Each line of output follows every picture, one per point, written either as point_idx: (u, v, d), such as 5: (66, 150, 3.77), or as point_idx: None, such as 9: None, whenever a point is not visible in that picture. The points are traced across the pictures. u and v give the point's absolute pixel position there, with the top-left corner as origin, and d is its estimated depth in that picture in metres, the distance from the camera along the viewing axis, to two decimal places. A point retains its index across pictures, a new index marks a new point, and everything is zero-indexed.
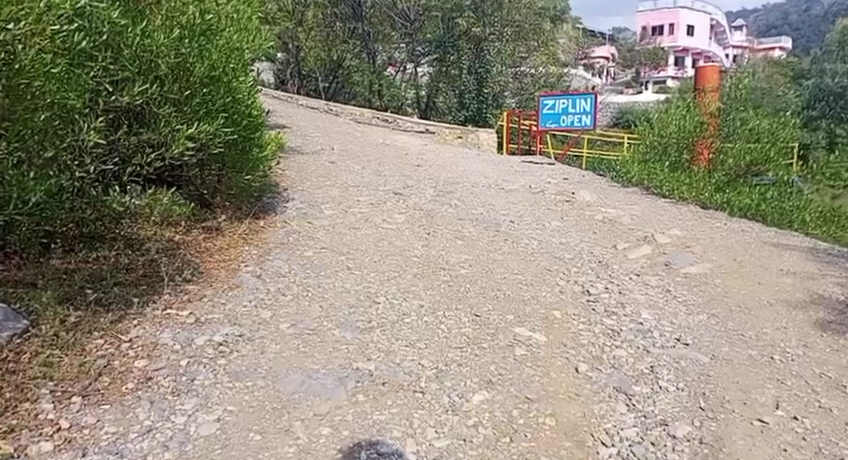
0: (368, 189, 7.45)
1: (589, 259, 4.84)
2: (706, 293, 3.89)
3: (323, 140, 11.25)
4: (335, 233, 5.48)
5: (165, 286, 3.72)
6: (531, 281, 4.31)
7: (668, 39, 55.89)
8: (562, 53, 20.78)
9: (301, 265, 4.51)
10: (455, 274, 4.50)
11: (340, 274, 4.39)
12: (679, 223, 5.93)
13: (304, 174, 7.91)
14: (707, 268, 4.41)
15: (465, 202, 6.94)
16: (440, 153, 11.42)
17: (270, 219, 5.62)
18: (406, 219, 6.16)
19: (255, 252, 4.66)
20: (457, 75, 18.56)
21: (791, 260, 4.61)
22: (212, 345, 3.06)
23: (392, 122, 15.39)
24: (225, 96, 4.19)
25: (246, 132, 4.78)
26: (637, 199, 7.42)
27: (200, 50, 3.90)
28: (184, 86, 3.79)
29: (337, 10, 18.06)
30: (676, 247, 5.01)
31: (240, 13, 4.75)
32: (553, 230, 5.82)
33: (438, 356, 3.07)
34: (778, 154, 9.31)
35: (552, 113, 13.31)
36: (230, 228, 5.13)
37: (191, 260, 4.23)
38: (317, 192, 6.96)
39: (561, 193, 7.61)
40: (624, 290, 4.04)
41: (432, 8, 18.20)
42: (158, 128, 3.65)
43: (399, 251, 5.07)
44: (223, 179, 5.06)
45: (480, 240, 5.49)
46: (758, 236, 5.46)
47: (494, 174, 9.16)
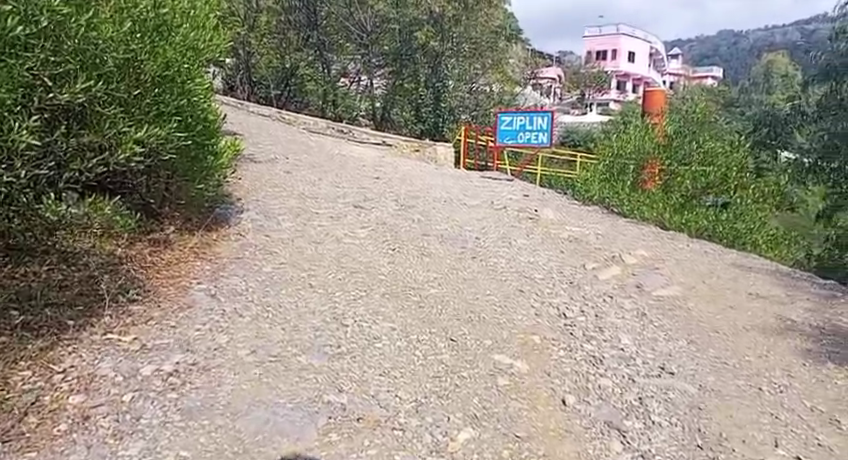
0: (328, 201, 7.13)
1: (559, 279, 4.74)
2: (682, 317, 3.83)
3: (277, 149, 10.85)
4: (296, 248, 5.15)
5: (105, 306, 3.31)
6: (504, 303, 4.14)
7: (612, 63, 58.23)
8: (517, 71, 21.02)
9: (260, 282, 4.17)
10: (425, 293, 4.29)
11: (302, 293, 4.08)
12: (643, 243, 5.96)
13: (258, 184, 7.49)
14: (678, 290, 4.39)
15: (428, 218, 6.74)
16: (398, 165, 11.17)
17: (223, 231, 5.24)
18: (370, 234, 5.90)
19: (208, 268, 4.27)
20: (413, 88, 18.43)
21: (757, 283, 4.66)
22: (161, 376, 2.70)
23: (348, 132, 15.07)
24: (178, 97, 3.91)
25: (200, 138, 4.47)
26: (599, 218, 7.47)
27: (152, 46, 3.59)
28: (134, 84, 3.46)
29: (292, 18, 17.76)
30: (645, 269, 4.98)
31: (198, 10, 4.44)
32: (519, 248, 5.72)
33: (416, 387, 2.83)
34: (733, 176, 9.65)
35: (510, 130, 13.37)
36: (180, 240, 4.73)
37: (136, 277, 3.81)
38: (273, 203, 6.59)
39: (524, 209, 7.56)
40: (600, 313, 3.94)
41: (391, 20, 17.76)
42: (103, 129, 3.24)
43: (364, 268, 4.81)
44: (172, 186, 4.65)
45: (447, 257, 5.31)
46: (721, 258, 5.54)
47: (455, 189, 9.05)
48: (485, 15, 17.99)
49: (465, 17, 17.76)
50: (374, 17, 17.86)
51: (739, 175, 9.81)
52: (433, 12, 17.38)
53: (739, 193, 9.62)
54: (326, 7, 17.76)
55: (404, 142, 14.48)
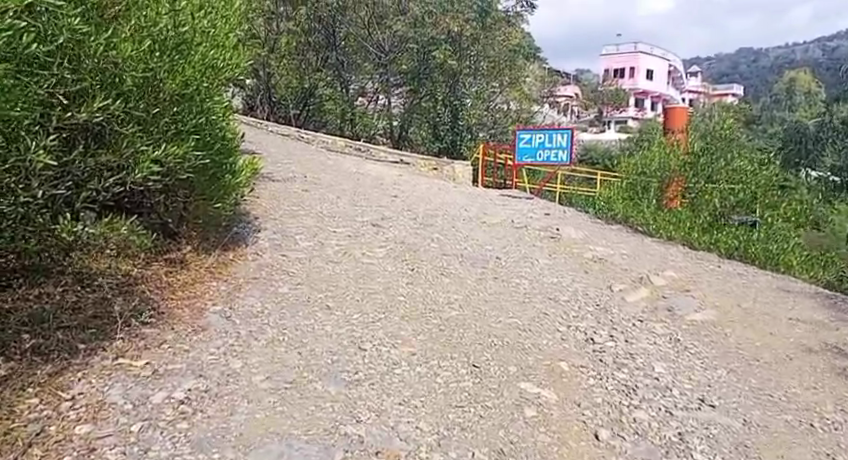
0: (345, 219, 7.05)
1: (585, 302, 4.55)
2: (719, 345, 3.61)
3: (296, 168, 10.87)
4: (314, 268, 5.06)
5: (118, 329, 3.21)
6: (529, 327, 3.97)
7: (629, 81, 57.99)
8: (535, 90, 20.87)
9: (277, 304, 4.06)
10: (445, 316, 4.13)
11: (320, 315, 3.95)
12: (672, 264, 5.73)
13: (276, 203, 7.44)
14: (713, 314, 4.17)
15: (447, 236, 6.61)
16: (416, 184, 11.09)
17: (240, 251, 5.17)
18: (388, 253, 5.78)
19: (224, 289, 4.19)
20: (431, 107, 18.41)
21: (797, 307, 4.41)
22: (171, 404, 2.58)
23: (366, 151, 15.12)
24: (197, 116, 3.88)
25: (219, 156, 4.44)
26: (623, 237, 7.27)
27: (173, 64, 3.54)
28: (152, 102, 3.42)
29: (311, 39, 17.77)
30: (676, 292, 4.75)
31: (219, 29, 4.40)
32: (541, 269, 5.53)
33: (438, 418, 2.67)
34: (760, 198, 9.32)
35: (529, 148, 13.22)
36: (196, 260, 4.67)
37: (150, 298, 3.74)
38: (291, 222, 6.52)
39: (546, 228, 7.38)
40: (631, 338, 3.74)
41: (409, 39, 17.69)
42: (120, 149, 3.20)
43: (383, 289, 4.68)
44: (189, 205, 4.60)
45: (468, 278, 5.15)
46: (755, 280, 5.28)
47: (474, 207, 8.91)
48: (503, 33, 18.27)
49: (483, 35, 18.02)
50: (392, 37, 17.84)
51: (768, 196, 9.49)
52: (451, 31, 17.52)
53: (771, 215, 9.16)
54: (345, 28, 17.89)
55: (422, 160, 14.45)
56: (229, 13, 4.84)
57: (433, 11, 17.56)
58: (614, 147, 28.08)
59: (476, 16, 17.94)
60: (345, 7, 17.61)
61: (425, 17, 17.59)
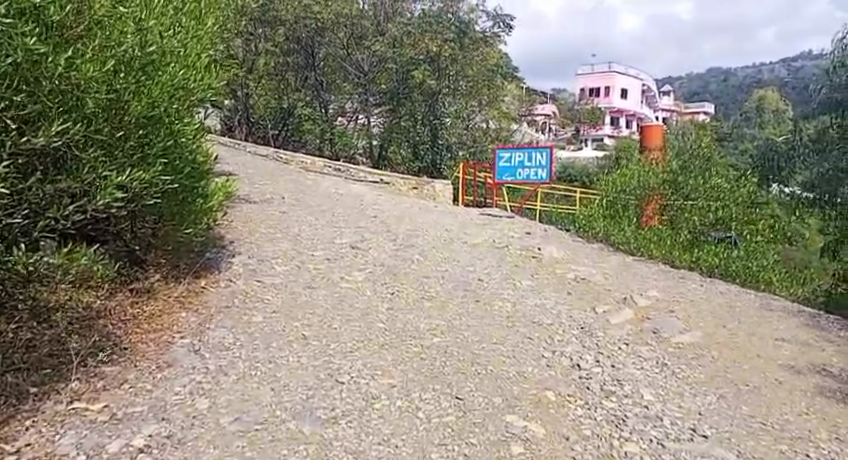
0: (323, 242, 6.87)
1: (570, 325, 4.44)
2: (707, 368, 3.53)
3: (273, 189, 10.68)
4: (290, 294, 4.87)
5: (74, 369, 3.05)
6: (513, 353, 3.83)
7: (604, 100, 59.14)
8: (513, 109, 21.06)
9: (250, 334, 3.87)
10: (426, 344, 3.97)
11: (295, 346, 3.77)
12: (654, 284, 5.68)
13: (252, 226, 7.25)
14: (700, 336, 4.10)
15: (428, 258, 6.49)
16: (396, 204, 10.97)
17: (212, 278, 4.96)
18: (368, 277, 5.62)
19: (193, 320, 3.99)
20: (410, 126, 18.31)
21: (782, 328, 4.36)
22: (130, 453, 2.37)
23: (345, 171, 14.99)
24: (164, 139, 3.74)
25: (188, 180, 4.32)
26: (605, 256, 7.24)
27: (139, 86, 3.37)
28: (117, 125, 3.26)
29: (289, 60, 17.75)
30: (660, 313, 4.67)
31: (190, 48, 4.29)
32: (524, 291, 5.42)
33: (420, 459, 2.50)
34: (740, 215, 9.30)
35: (509, 166, 13.22)
36: (164, 289, 4.47)
37: (112, 333, 3.56)
38: (266, 246, 6.33)
39: (527, 248, 7.30)
40: (617, 363, 3.64)
41: (388, 60, 17.74)
42: (81, 175, 2.99)
43: (361, 316, 4.51)
44: (158, 231, 4.41)
45: (449, 302, 5.00)
46: (738, 299, 5.25)
47: (455, 227, 8.81)
48: (481, 53, 18.41)
49: (461, 55, 18.01)
50: (371, 57, 17.89)
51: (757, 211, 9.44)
52: (429, 52, 17.59)
53: (751, 232, 9.29)
54: (323, 49, 17.89)
55: (402, 180, 14.38)
56: (201, 31, 4.74)
57: (411, 32, 17.68)
58: (591, 166, 28.48)
59: (454, 36, 18.06)
60: (323, 28, 17.61)
61: (403, 37, 17.63)
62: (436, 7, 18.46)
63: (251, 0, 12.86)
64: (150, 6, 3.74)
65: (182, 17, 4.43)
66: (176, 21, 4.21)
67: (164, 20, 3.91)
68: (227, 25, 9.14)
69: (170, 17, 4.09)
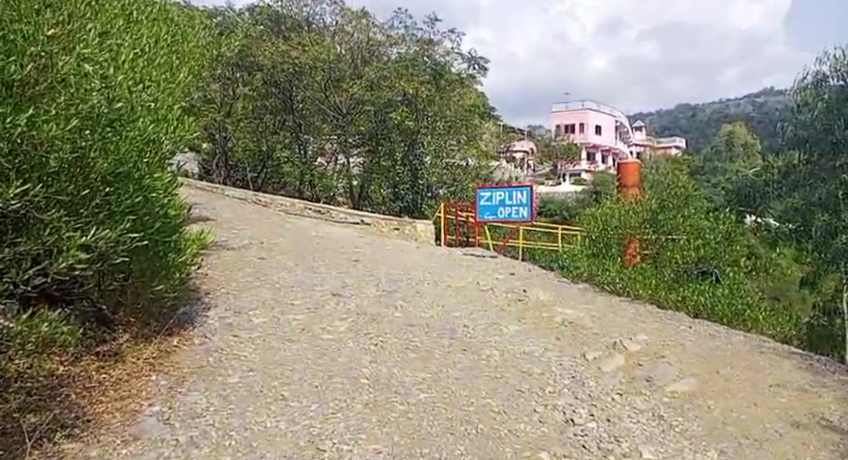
0: (304, 290, 6.67)
1: (560, 374, 4.31)
2: (705, 420, 3.40)
3: (251, 233, 10.47)
4: (269, 350, 4.65)
5: (29, 448, 2.85)
6: (504, 408, 3.66)
7: (579, 136, 60.52)
8: (492, 146, 21.30)
9: (226, 397, 3.66)
10: (412, 401, 3.78)
11: (275, 409, 3.55)
12: (642, 326, 5.59)
13: (229, 274, 7.05)
14: (694, 384, 3.98)
15: (413, 303, 6.34)
16: (378, 246, 10.85)
17: (186, 334, 4.74)
18: (351, 327, 5.41)
19: (163, 384, 3.77)
20: (390, 166, 18.43)
21: (777, 373, 4.27)
22: None
23: (325, 212, 14.82)
24: (133, 194, 3.61)
25: (160, 234, 4.17)
26: (591, 297, 7.18)
27: (105, 142, 3.25)
28: (82, 183, 3.10)
29: (268, 103, 17.91)
30: (651, 358, 4.56)
31: (158, 102, 4.24)
32: (511, 337, 5.27)
33: None
34: (724, 254, 9.20)
35: (489, 205, 13.27)
36: (133, 351, 4.25)
37: (75, 404, 3.36)
38: (245, 296, 6.11)
39: (512, 290, 7.19)
40: (612, 417, 3.49)
41: (366, 102, 17.83)
42: (42, 236, 2.80)
43: (344, 370, 4.32)
44: (127, 289, 4.22)
45: (435, 352, 4.82)
46: (728, 341, 5.18)
47: (439, 269, 8.69)
48: (457, 94, 18.62)
49: (438, 96, 18.17)
50: (349, 100, 18.00)
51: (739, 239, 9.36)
52: (406, 93, 17.69)
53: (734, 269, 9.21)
54: (301, 92, 18.03)
55: (382, 220, 14.29)
56: (171, 85, 4.71)
57: (387, 75, 17.76)
58: (570, 201, 28.85)
59: (430, 78, 18.29)
60: (301, 72, 17.73)
61: (380, 80, 17.69)
62: (411, 50, 18.69)
63: (226, 48, 12.84)
64: (118, 62, 3.66)
65: (154, 71, 4.38)
66: (147, 75, 4.16)
67: (132, 74, 3.84)
68: (202, 73, 9.13)
69: (140, 71, 4.03)
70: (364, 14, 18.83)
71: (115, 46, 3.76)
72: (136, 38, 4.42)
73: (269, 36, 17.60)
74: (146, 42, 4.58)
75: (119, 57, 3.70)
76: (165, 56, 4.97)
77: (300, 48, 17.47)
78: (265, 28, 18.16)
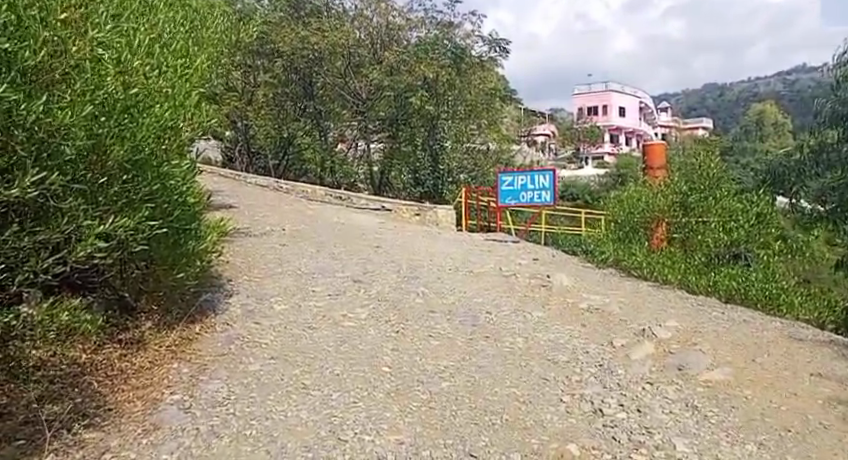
0: (324, 277, 6.61)
1: (587, 362, 4.18)
2: (742, 411, 3.24)
3: (272, 220, 10.47)
4: (290, 337, 4.61)
5: (51, 438, 2.83)
6: (529, 398, 3.56)
7: (603, 118, 59.24)
8: (512, 130, 20.97)
9: (247, 386, 3.63)
10: (434, 390, 3.69)
11: (297, 398, 3.50)
12: (671, 313, 5.40)
13: (251, 262, 7.04)
14: (729, 373, 3.81)
15: (434, 290, 6.24)
16: (399, 232, 10.78)
17: (208, 322, 4.74)
18: (371, 314, 5.34)
19: (185, 372, 3.77)
20: (411, 152, 18.32)
21: (817, 361, 4.08)
22: None
23: (346, 199, 14.81)
24: (151, 182, 3.57)
25: (179, 222, 4.15)
26: (617, 284, 6.95)
27: (121, 129, 3.18)
28: (99, 171, 3.07)
29: (288, 90, 17.85)
30: (683, 346, 4.40)
31: (176, 88, 4.19)
32: (535, 324, 5.13)
33: None
34: (754, 236, 8.97)
35: (511, 190, 12.98)
36: (156, 339, 4.26)
37: (98, 392, 3.37)
38: (266, 283, 6.09)
39: (536, 276, 7.04)
40: (643, 407, 3.36)
41: (385, 87, 17.61)
42: (61, 225, 2.73)
43: (366, 358, 4.26)
44: (148, 277, 4.21)
45: (457, 340, 4.72)
46: (762, 327, 4.98)
47: (460, 254, 8.59)
48: (478, 77, 18.34)
49: (459, 79, 17.88)
50: (369, 85, 17.84)
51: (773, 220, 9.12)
52: (426, 77, 17.38)
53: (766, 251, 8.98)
54: (321, 79, 17.93)
55: (403, 206, 14.19)
56: (189, 70, 4.65)
57: (407, 59, 17.54)
58: (592, 184, 28.37)
59: (451, 62, 17.97)
60: (320, 58, 17.57)
61: (401, 65, 17.53)
62: (431, 33, 18.34)
63: (245, 35, 12.73)
64: (133, 47, 3.59)
65: (171, 56, 4.32)
66: (164, 61, 4.09)
67: (149, 60, 3.78)
68: (221, 61, 9.04)
69: (157, 57, 3.97)
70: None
71: (131, 30, 3.68)
72: (151, 23, 4.35)
73: (289, 22, 17.52)
74: (162, 26, 4.51)
75: (134, 41, 3.62)
76: (182, 41, 4.90)
77: (319, 33, 17.23)
78: (284, 14, 17.94)
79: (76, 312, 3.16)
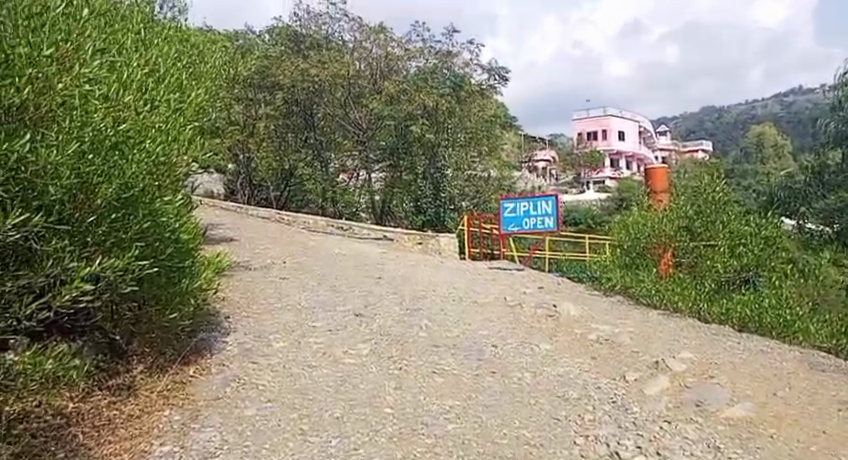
0: (324, 311, 6.45)
1: (599, 399, 3.98)
2: (767, 452, 3.04)
3: (272, 253, 10.35)
4: (288, 377, 4.43)
5: None
6: (540, 440, 3.36)
7: (602, 143, 59.62)
8: (513, 156, 21.02)
9: (241, 433, 3.44)
10: (439, 433, 3.49)
11: (294, 445, 3.30)
12: (683, 343, 5.21)
13: (250, 296, 6.90)
14: (751, 409, 3.61)
15: (438, 322, 6.05)
16: (403, 262, 10.64)
17: (203, 363, 4.57)
18: (373, 350, 5.15)
19: (177, 420, 3.59)
20: (411, 180, 18.28)
21: (842, 394, 3.89)
22: None
23: (348, 229, 14.73)
24: (142, 220, 3.45)
25: (172, 260, 4.02)
26: (625, 312, 6.77)
27: (111, 167, 3.04)
28: (88, 210, 2.95)
29: (289, 122, 17.98)
30: (700, 379, 4.21)
31: (169, 122, 4.13)
32: (543, 358, 4.94)
33: None
34: (766, 261, 8.70)
35: (514, 217, 12.87)
36: (147, 384, 4.08)
37: (83, 445, 3.18)
38: (265, 319, 5.92)
39: (542, 305, 6.86)
40: (662, 449, 3.15)
41: (385, 117, 17.70)
42: (45, 267, 2.57)
43: (368, 398, 4.07)
44: (141, 318, 4.07)
45: (462, 376, 4.54)
46: (780, 357, 4.79)
47: (464, 284, 8.42)
48: (478, 105, 18.44)
49: (458, 108, 17.99)
50: (369, 115, 17.97)
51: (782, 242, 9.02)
52: (426, 106, 17.47)
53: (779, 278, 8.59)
54: (322, 109, 18.02)
55: (405, 235, 14.08)
56: (183, 104, 4.62)
57: (406, 89, 17.67)
58: (595, 209, 28.31)
59: (450, 90, 18.11)
60: (321, 90, 17.74)
61: (401, 94, 17.58)
62: (430, 63, 18.54)
63: (244, 69, 12.84)
64: (123, 83, 3.52)
65: (164, 90, 4.27)
66: (156, 96, 4.04)
67: (140, 96, 3.72)
68: (220, 95, 9.08)
69: (148, 92, 3.91)
70: (380, 29, 18.72)
71: (122, 65, 3.62)
72: (144, 58, 4.32)
73: (289, 56, 17.67)
74: (155, 62, 4.48)
75: (124, 77, 3.55)
76: (176, 74, 4.88)
77: (319, 66, 17.41)
78: (285, 48, 18.09)
79: (66, 357, 2.97)
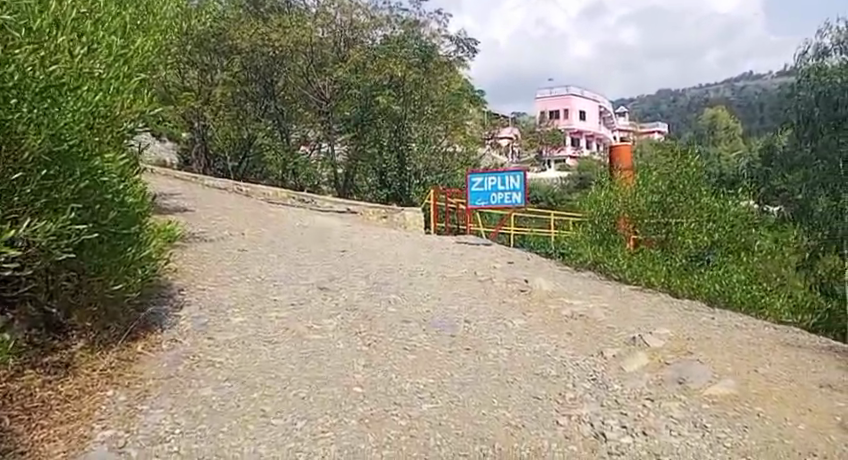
0: (286, 284, 6.09)
1: (578, 376, 3.82)
2: (758, 431, 2.92)
3: (229, 224, 9.80)
4: (248, 354, 4.09)
5: None
6: (520, 420, 3.17)
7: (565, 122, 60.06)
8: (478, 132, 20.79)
9: (194, 416, 3.09)
10: (415, 414, 3.25)
11: (255, 428, 3.00)
12: (658, 319, 5.14)
13: (206, 268, 6.46)
14: (733, 386, 3.52)
15: (407, 297, 5.80)
16: (367, 235, 10.29)
17: (152, 339, 4.17)
18: (339, 326, 4.85)
19: (122, 401, 3.22)
20: (375, 154, 17.75)
21: (822, 372, 3.87)
22: None
23: (309, 201, 14.29)
24: (80, 178, 3.00)
25: (115, 226, 3.57)
26: (598, 288, 6.67)
27: (41, 116, 2.53)
28: (12, 164, 2.47)
29: (247, 89, 17.12)
30: (679, 356, 4.10)
31: (111, 70, 3.66)
32: (517, 334, 4.76)
33: None
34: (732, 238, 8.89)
35: (482, 191, 12.59)
36: (88, 361, 3.68)
37: (8, 431, 2.77)
38: (222, 292, 5.52)
39: (513, 280, 6.71)
40: (649, 429, 3.00)
41: (351, 86, 17.17)
42: None
43: (334, 376, 3.79)
44: (81, 288, 3.65)
45: (435, 352, 4.31)
46: (753, 334, 4.79)
47: (430, 258, 8.17)
48: (445, 78, 18.02)
49: (425, 80, 17.56)
50: (333, 84, 17.38)
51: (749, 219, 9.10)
52: (393, 76, 17.01)
53: (740, 255, 8.82)
54: (282, 77, 17.41)
55: (370, 208, 13.72)
56: (126, 52, 4.13)
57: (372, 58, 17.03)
58: (555, 188, 28.49)
59: (418, 61, 17.56)
60: (281, 56, 16.92)
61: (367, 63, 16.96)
62: (397, 32, 17.95)
63: (198, 26, 11.94)
64: (53, 20, 3.02)
65: (104, 34, 3.77)
66: (95, 38, 3.56)
67: (74, 37, 3.22)
68: (170, 53, 8.39)
69: (86, 33, 3.42)
70: None
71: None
72: None
73: (248, 18, 16.59)
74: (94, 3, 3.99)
75: (53, 12, 3.05)
76: (117, 19, 4.36)
77: (279, 30, 16.51)
78: (244, 10, 17.12)
79: None
